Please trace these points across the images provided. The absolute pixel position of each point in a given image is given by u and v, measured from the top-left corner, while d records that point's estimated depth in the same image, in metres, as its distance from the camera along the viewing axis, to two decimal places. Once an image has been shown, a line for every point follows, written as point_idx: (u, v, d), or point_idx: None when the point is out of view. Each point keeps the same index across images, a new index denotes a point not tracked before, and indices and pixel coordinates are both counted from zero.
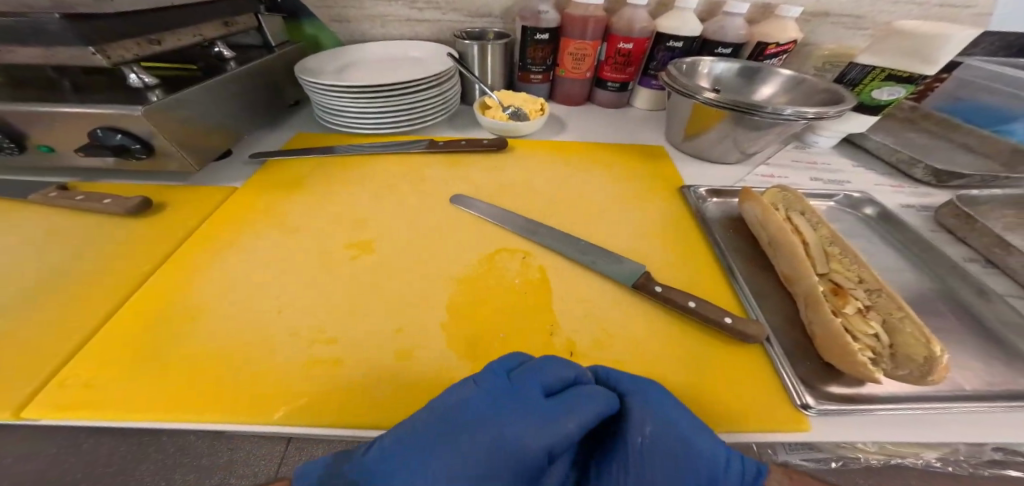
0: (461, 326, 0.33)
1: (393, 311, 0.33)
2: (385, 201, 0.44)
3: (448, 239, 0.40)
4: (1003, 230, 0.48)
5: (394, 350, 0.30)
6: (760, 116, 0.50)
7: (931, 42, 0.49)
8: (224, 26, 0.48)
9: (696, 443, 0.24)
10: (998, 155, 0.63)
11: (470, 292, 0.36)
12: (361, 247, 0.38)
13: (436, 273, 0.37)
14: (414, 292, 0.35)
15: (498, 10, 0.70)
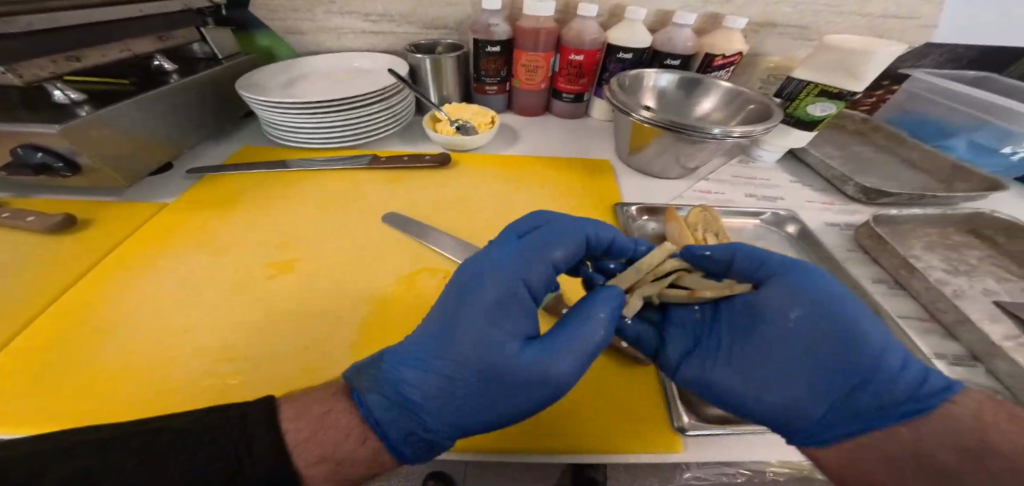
0: (369, 345, 0.34)
1: (305, 329, 0.34)
2: (317, 219, 0.45)
3: (371, 259, 0.42)
4: (924, 249, 0.50)
5: (298, 368, 0.32)
6: (692, 134, 0.51)
7: (857, 59, 0.51)
8: (161, 40, 0.50)
9: (884, 335, 0.27)
10: (939, 171, 0.63)
11: (384, 310, 0.37)
12: (283, 267, 0.39)
13: (355, 291, 0.39)
14: (330, 309, 0.36)
15: (452, 22, 0.71)
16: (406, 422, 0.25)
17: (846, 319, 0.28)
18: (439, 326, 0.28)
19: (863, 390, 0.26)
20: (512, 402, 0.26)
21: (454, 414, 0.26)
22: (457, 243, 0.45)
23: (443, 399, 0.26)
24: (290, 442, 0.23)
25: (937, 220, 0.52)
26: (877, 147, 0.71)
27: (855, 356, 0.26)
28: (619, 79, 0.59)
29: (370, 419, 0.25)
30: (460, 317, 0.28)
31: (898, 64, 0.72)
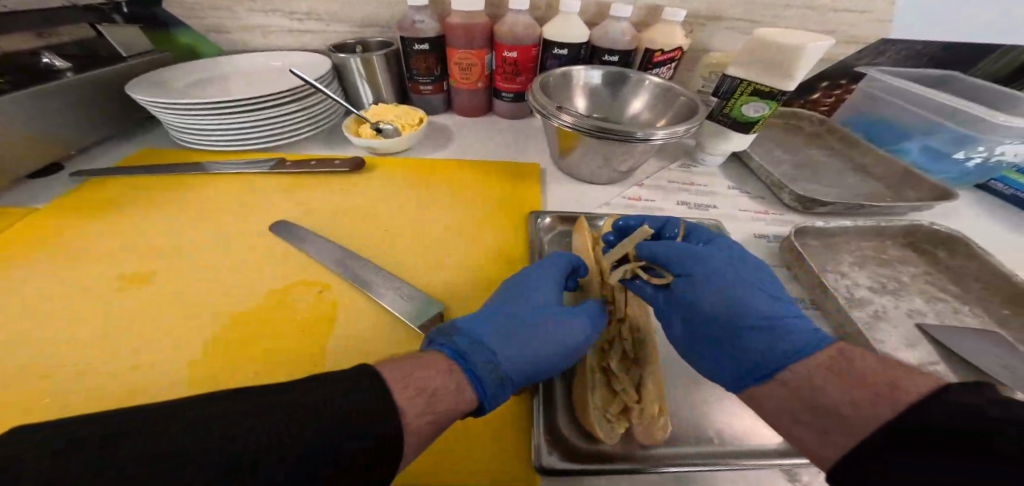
0: (208, 366, 0.32)
1: (140, 348, 0.32)
2: (198, 228, 0.43)
3: (241, 269, 0.39)
4: (854, 264, 0.47)
5: (119, 390, 0.30)
6: (613, 137, 0.48)
7: (788, 56, 0.47)
8: (42, 37, 0.49)
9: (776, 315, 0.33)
10: (889, 177, 0.59)
11: (237, 328, 0.35)
12: (137, 279, 0.37)
13: (212, 306, 0.36)
14: (176, 325, 0.34)
15: (386, 19, 0.67)
16: (480, 358, 0.30)
17: (746, 285, 0.35)
18: (495, 305, 0.36)
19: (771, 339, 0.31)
20: (558, 354, 0.33)
21: (523, 360, 0.32)
22: (344, 255, 0.42)
23: (514, 348, 0.32)
24: (393, 390, 0.23)
25: (871, 233, 0.49)
26: (831, 149, 0.67)
27: (761, 311, 0.33)
28: (543, 81, 0.54)
29: (455, 356, 0.29)
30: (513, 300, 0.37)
31: (854, 62, 0.68)
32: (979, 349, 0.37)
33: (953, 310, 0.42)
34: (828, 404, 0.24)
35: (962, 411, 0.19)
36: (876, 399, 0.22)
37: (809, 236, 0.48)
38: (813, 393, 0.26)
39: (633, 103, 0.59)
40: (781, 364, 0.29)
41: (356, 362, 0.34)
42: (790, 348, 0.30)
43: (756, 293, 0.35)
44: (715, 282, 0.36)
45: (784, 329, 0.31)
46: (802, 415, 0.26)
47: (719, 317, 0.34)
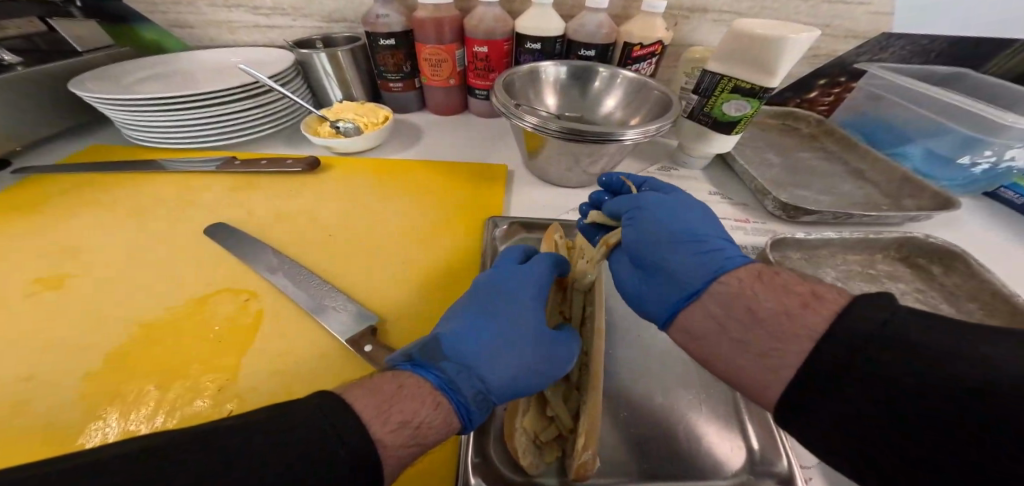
0: (107, 378, 0.30)
1: (41, 355, 0.31)
2: (132, 230, 0.42)
3: (165, 277, 0.37)
4: (835, 280, 0.43)
5: (4, 400, 0.28)
6: (587, 136, 0.43)
7: (770, 50, 0.43)
8: None
9: (710, 233, 0.32)
10: (887, 183, 0.55)
11: (147, 336, 0.33)
12: (55, 283, 0.36)
13: (126, 312, 0.34)
14: (81, 334, 0.33)
15: (353, 14, 0.65)
16: (466, 383, 0.27)
17: (682, 210, 0.34)
18: (479, 317, 0.32)
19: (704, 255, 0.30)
20: (548, 375, 0.30)
21: (511, 380, 0.29)
22: (280, 261, 0.39)
23: (501, 369, 0.29)
24: (370, 424, 0.21)
25: (860, 246, 0.45)
26: (826, 152, 0.63)
27: (697, 233, 0.32)
28: (507, 79, 0.51)
29: (440, 384, 0.26)
30: (501, 313, 0.33)
31: (852, 58, 0.63)
32: None
33: None
34: (765, 317, 0.24)
35: (876, 323, 0.19)
36: (803, 308, 0.22)
37: (790, 247, 0.44)
38: (752, 311, 0.25)
39: (606, 100, 0.55)
40: (711, 277, 0.28)
41: (270, 377, 0.31)
42: (716, 261, 0.29)
43: (692, 217, 0.34)
44: (651, 209, 0.35)
45: (708, 246, 0.31)
46: (742, 331, 0.25)
47: (657, 239, 0.33)
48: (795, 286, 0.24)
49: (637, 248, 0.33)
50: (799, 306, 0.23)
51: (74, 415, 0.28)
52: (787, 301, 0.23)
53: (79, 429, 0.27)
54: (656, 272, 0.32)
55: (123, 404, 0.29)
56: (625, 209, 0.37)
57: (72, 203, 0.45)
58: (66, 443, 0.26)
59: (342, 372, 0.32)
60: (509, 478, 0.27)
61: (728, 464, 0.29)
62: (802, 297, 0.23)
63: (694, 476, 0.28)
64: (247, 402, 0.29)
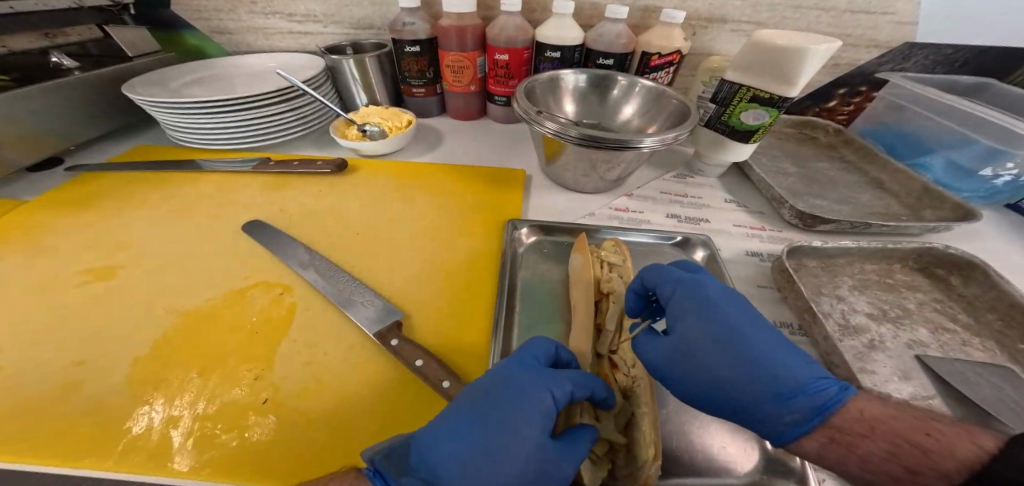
0: (152, 365, 0.32)
1: (97, 339, 0.33)
2: (176, 226, 0.45)
3: (206, 269, 0.40)
4: (852, 290, 0.44)
5: (61, 381, 0.30)
6: (606, 143, 0.45)
7: (791, 59, 0.43)
8: (46, 37, 0.53)
9: (794, 369, 0.28)
10: (908, 193, 0.54)
11: (189, 325, 0.35)
12: (110, 273, 0.39)
13: (172, 301, 0.37)
14: (130, 322, 0.35)
15: (380, 22, 0.68)
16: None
17: (711, 356, 0.30)
18: (466, 414, 0.26)
19: (771, 408, 0.27)
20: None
21: None
22: (312, 258, 0.41)
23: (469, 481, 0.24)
24: None
25: (876, 255, 0.46)
26: (844, 162, 0.63)
27: (750, 387, 0.28)
28: (528, 86, 0.53)
29: None
30: (484, 411, 0.26)
31: (875, 67, 0.63)
32: (983, 386, 0.34)
33: (962, 342, 0.39)
34: (871, 469, 0.22)
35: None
36: (912, 477, 0.21)
37: (806, 255, 0.45)
38: (847, 448, 0.24)
39: (624, 109, 0.57)
40: (803, 427, 0.26)
41: (303, 372, 0.32)
42: (814, 404, 0.26)
43: (728, 359, 0.29)
44: (742, 326, 0.30)
45: (799, 387, 0.27)
46: (840, 465, 0.24)
47: (750, 375, 0.28)
48: (913, 436, 0.22)
49: (711, 371, 0.29)
50: (903, 472, 0.21)
51: (124, 396, 0.30)
52: (896, 451, 0.22)
53: (127, 413, 0.29)
54: (739, 406, 0.28)
55: (165, 393, 0.30)
56: (693, 304, 0.32)
57: (124, 199, 0.48)
58: (114, 427, 0.28)
59: (369, 365, 0.33)
60: None
61: (740, 466, 0.29)
62: (909, 452, 0.21)
63: (710, 473, 0.29)
64: (281, 392, 0.30)
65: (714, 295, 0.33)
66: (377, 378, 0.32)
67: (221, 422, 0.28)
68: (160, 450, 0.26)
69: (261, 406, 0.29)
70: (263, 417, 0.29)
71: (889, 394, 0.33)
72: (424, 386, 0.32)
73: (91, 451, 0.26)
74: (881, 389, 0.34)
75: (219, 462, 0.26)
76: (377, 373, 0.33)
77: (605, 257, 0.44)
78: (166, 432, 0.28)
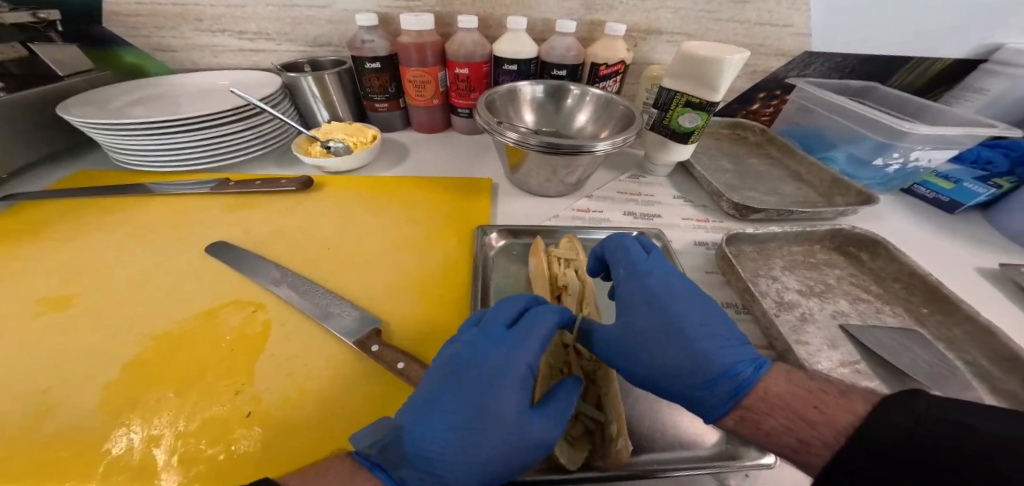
0: (124, 386, 0.31)
1: (54, 370, 0.31)
2: (135, 250, 0.43)
3: (172, 291, 0.39)
4: (784, 269, 0.50)
5: (21, 413, 0.29)
6: (561, 149, 0.48)
7: (712, 67, 0.50)
8: None
9: (726, 354, 0.31)
10: (821, 184, 0.63)
11: (160, 346, 0.34)
12: (63, 302, 0.37)
13: (139, 325, 0.35)
14: (94, 347, 0.33)
15: (336, 38, 0.69)
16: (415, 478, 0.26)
17: (656, 347, 0.33)
18: (444, 385, 0.29)
19: (704, 390, 0.30)
20: (510, 446, 0.27)
21: (463, 461, 0.26)
22: (282, 274, 0.41)
23: (454, 447, 0.27)
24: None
25: (800, 238, 0.53)
26: (770, 158, 0.71)
27: (686, 373, 0.31)
28: (488, 98, 0.56)
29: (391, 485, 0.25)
30: (458, 379, 0.29)
31: (785, 73, 0.72)
32: (893, 345, 0.40)
33: (875, 310, 0.46)
34: (776, 441, 0.27)
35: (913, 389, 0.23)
36: (803, 446, 0.26)
37: (744, 242, 0.51)
38: (756, 424, 0.28)
39: (578, 116, 0.61)
40: (727, 405, 0.30)
41: (285, 385, 0.32)
42: (736, 384, 0.29)
43: (673, 347, 0.33)
44: (682, 317, 0.34)
45: (728, 369, 0.30)
46: (751, 438, 0.29)
47: (686, 363, 0.31)
48: (803, 412, 0.26)
49: (652, 361, 0.32)
50: (796, 443, 0.26)
51: (99, 419, 0.29)
52: (793, 426, 0.26)
53: (103, 436, 0.28)
54: (678, 390, 0.32)
55: (141, 416, 0.29)
56: (642, 297, 0.36)
57: (72, 227, 0.46)
58: (92, 449, 0.27)
59: (352, 374, 0.34)
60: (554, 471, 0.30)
61: (702, 439, 0.33)
62: (801, 426, 0.26)
63: (671, 446, 0.32)
64: (264, 403, 0.30)
65: (659, 291, 0.36)
66: (361, 385, 0.33)
67: (206, 437, 0.28)
68: (145, 468, 0.26)
69: (245, 418, 0.29)
70: (249, 429, 0.29)
71: (822, 361, 0.39)
72: (408, 387, 0.33)
73: (70, 474, 0.26)
74: (816, 358, 0.39)
75: (208, 475, 0.26)
76: (361, 378, 0.33)
77: (563, 257, 0.47)
78: (149, 450, 0.27)
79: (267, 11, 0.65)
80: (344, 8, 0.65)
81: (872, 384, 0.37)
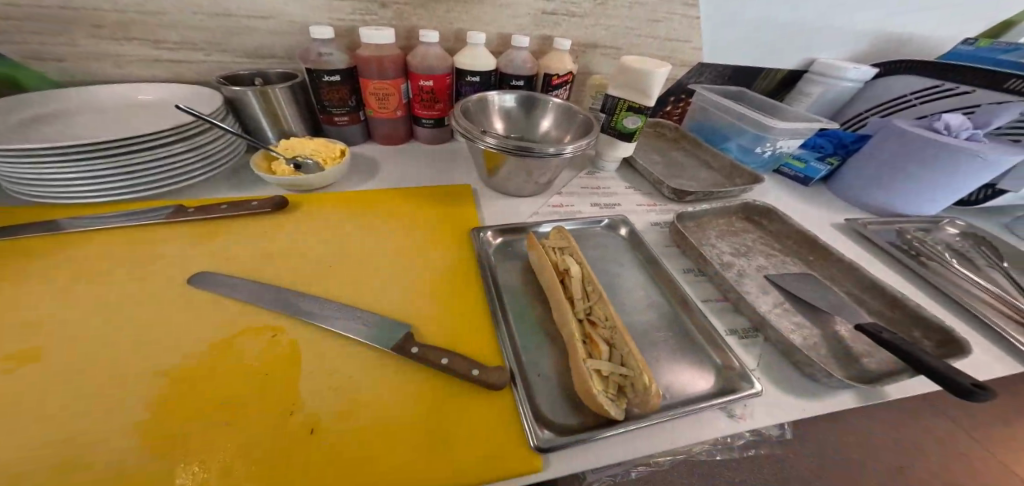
0: (162, 427, 0.29)
1: (52, 429, 0.27)
2: (94, 290, 0.37)
3: (167, 328, 0.35)
4: (717, 236, 0.64)
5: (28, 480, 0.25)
6: (532, 154, 0.54)
7: (647, 78, 0.61)
8: None
9: None
10: (724, 168, 0.81)
11: (184, 384, 0.31)
12: (20, 358, 0.31)
13: (143, 364, 0.32)
14: (96, 398, 0.29)
15: (281, 50, 0.65)
16: None
17: None
18: None
19: None
20: None
21: None
22: (290, 295, 0.39)
23: None
24: None
25: (723, 211, 0.68)
26: (687, 150, 0.88)
27: None
28: (463, 107, 0.60)
29: None
30: None
31: (686, 80, 0.90)
32: (799, 283, 0.55)
33: (781, 260, 0.62)
34: None
35: None
36: None
37: (687, 219, 0.64)
38: None
39: (542, 122, 0.68)
40: None
41: (339, 398, 0.33)
42: None
43: None
44: None
45: None
46: None
47: None
48: None
49: None
50: None
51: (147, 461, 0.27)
52: None
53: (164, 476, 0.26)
54: None
55: (193, 451, 0.28)
56: None
57: None
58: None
59: (403, 381, 0.35)
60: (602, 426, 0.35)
61: (706, 379, 0.41)
62: None
63: (684, 389, 0.40)
64: (324, 419, 0.31)
65: None
66: (413, 386, 0.35)
67: (287, 451, 0.29)
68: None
69: (311, 435, 0.30)
70: (320, 443, 0.30)
71: (761, 303, 0.53)
72: (457, 382, 0.36)
73: None
74: (757, 302, 0.53)
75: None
76: (410, 379, 0.36)
77: (557, 246, 0.53)
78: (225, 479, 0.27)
79: (193, 19, 0.59)
80: (290, 20, 0.63)
81: (793, 316, 0.51)
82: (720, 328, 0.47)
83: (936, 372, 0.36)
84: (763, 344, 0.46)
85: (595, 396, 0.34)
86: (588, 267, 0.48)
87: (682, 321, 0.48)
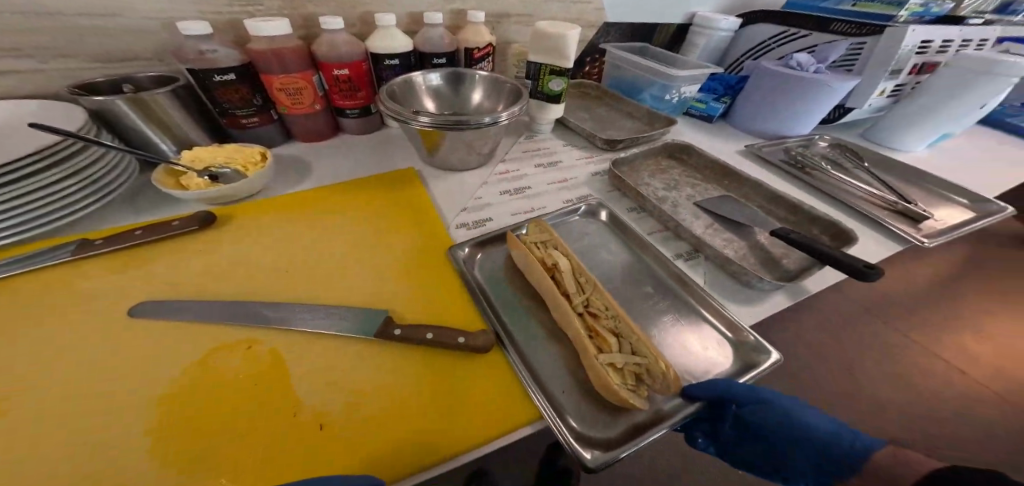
0: (158, 455, 0.28)
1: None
2: (22, 342, 0.34)
3: (124, 363, 0.32)
4: (649, 176, 0.71)
5: None
6: (467, 126, 0.55)
7: (560, 42, 0.64)
8: None
9: None
10: (642, 116, 0.88)
11: (170, 410, 0.30)
12: None
13: (108, 402, 0.30)
14: (69, 446, 0.27)
15: (149, 49, 0.57)
16: None
17: None
18: None
19: None
20: None
21: None
22: (247, 308, 0.37)
23: None
24: None
25: (648, 152, 0.75)
26: (609, 104, 0.95)
27: None
28: (388, 90, 0.58)
29: None
30: None
31: (597, 41, 0.96)
32: (721, 203, 0.64)
33: (704, 188, 0.71)
34: None
35: None
36: None
37: (621, 167, 0.70)
38: None
39: (473, 95, 0.69)
40: None
41: (336, 391, 0.32)
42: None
43: None
44: None
45: None
46: None
47: None
48: None
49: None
50: None
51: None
52: None
53: None
54: None
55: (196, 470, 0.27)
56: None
57: None
58: None
59: (399, 363, 0.35)
60: (636, 423, 0.33)
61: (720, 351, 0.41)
62: None
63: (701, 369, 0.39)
64: (331, 416, 0.31)
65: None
66: (409, 363, 0.35)
67: (301, 447, 0.29)
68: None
69: (319, 431, 0.30)
70: (331, 436, 0.30)
71: (696, 227, 0.60)
72: (449, 354, 0.36)
73: None
74: (693, 226, 0.61)
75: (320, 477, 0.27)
76: (403, 358, 0.36)
77: (538, 242, 0.49)
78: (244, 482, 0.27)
79: (8, 20, 0.48)
80: (152, 16, 0.54)
81: (721, 233, 0.59)
82: (667, 253, 0.54)
83: (838, 260, 0.45)
84: (704, 260, 0.54)
85: (619, 394, 0.32)
86: (575, 257, 0.45)
87: (636, 253, 0.53)
